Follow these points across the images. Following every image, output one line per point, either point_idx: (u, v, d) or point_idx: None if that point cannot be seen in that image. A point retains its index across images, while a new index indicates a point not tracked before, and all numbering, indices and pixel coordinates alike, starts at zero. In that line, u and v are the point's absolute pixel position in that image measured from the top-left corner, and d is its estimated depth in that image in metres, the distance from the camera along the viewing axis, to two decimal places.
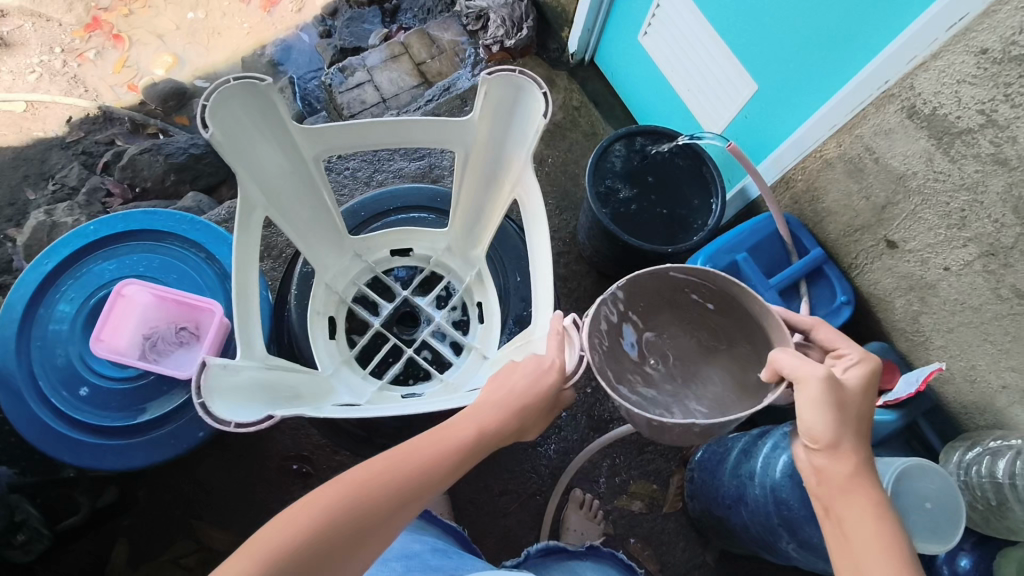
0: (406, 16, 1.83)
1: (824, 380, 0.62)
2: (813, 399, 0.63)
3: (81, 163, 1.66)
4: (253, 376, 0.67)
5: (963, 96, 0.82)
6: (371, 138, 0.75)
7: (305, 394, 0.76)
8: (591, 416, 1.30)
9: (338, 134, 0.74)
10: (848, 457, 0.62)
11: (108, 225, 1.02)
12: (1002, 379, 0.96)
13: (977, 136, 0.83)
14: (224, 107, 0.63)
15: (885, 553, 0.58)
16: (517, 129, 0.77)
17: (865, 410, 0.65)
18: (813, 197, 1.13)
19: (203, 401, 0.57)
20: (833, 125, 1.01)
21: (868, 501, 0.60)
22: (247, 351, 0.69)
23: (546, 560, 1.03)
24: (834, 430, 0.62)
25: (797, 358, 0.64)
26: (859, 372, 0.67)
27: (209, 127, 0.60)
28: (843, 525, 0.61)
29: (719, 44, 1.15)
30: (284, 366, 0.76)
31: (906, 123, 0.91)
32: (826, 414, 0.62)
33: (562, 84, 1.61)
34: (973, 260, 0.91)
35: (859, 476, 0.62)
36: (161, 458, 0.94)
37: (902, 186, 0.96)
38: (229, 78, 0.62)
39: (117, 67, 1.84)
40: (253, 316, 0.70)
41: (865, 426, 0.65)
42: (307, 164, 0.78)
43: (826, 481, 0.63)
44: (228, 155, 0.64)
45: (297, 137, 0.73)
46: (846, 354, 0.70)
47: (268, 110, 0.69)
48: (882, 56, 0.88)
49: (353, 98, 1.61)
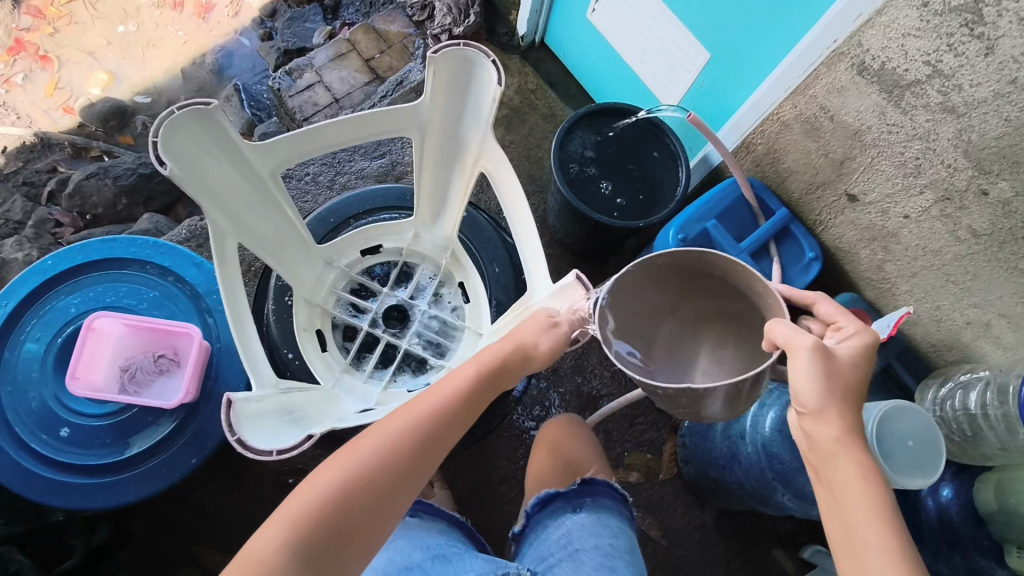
0: (348, 10, 1.78)
1: (813, 350, 0.63)
2: (803, 368, 0.64)
3: (23, 195, 1.59)
4: (276, 405, 0.65)
5: (909, 48, 0.84)
6: (332, 140, 0.73)
7: (322, 413, 0.74)
8: (580, 395, 1.32)
9: (291, 145, 0.71)
10: (835, 421, 0.64)
11: (66, 257, 0.98)
12: (966, 316, 1.01)
13: (924, 87, 0.85)
14: (173, 139, 0.59)
15: (870, 514, 0.60)
16: (472, 108, 0.76)
17: (857, 379, 0.66)
18: (773, 158, 1.15)
19: (239, 437, 0.55)
20: (787, 87, 1.03)
21: (854, 465, 0.62)
22: (261, 380, 0.66)
23: (541, 516, 0.94)
24: (821, 398, 0.64)
25: (789, 328, 0.65)
26: (855, 343, 0.67)
27: (166, 162, 0.58)
28: (832, 488, 0.63)
29: (669, 17, 1.19)
30: (297, 390, 0.74)
31: (856, 79, 0.92)
32: (815, 382, 0.64)
33: (515, 67, 1.60)
34: (930, 206, 0.95)
35: (844, 439, 0.64)
36: (154, 491, 0.92)
37: (858, 140, 0.98)
38: (174, 109, 0.58)
39: (48, 90, 1.75)
40: (250, 344, 0.68)
41: (856, 393, 0.66)
42: (267, 182, 0.74)
43: (816, 446, 0.65)
44: (190, 187, 0.61)
45: (251, 158, 0.70)
46: (843, 324, 0.69)
47: (220, 133, 0.65)
48: (829, 16, 0.90)
49: (304, 101, 1.57)
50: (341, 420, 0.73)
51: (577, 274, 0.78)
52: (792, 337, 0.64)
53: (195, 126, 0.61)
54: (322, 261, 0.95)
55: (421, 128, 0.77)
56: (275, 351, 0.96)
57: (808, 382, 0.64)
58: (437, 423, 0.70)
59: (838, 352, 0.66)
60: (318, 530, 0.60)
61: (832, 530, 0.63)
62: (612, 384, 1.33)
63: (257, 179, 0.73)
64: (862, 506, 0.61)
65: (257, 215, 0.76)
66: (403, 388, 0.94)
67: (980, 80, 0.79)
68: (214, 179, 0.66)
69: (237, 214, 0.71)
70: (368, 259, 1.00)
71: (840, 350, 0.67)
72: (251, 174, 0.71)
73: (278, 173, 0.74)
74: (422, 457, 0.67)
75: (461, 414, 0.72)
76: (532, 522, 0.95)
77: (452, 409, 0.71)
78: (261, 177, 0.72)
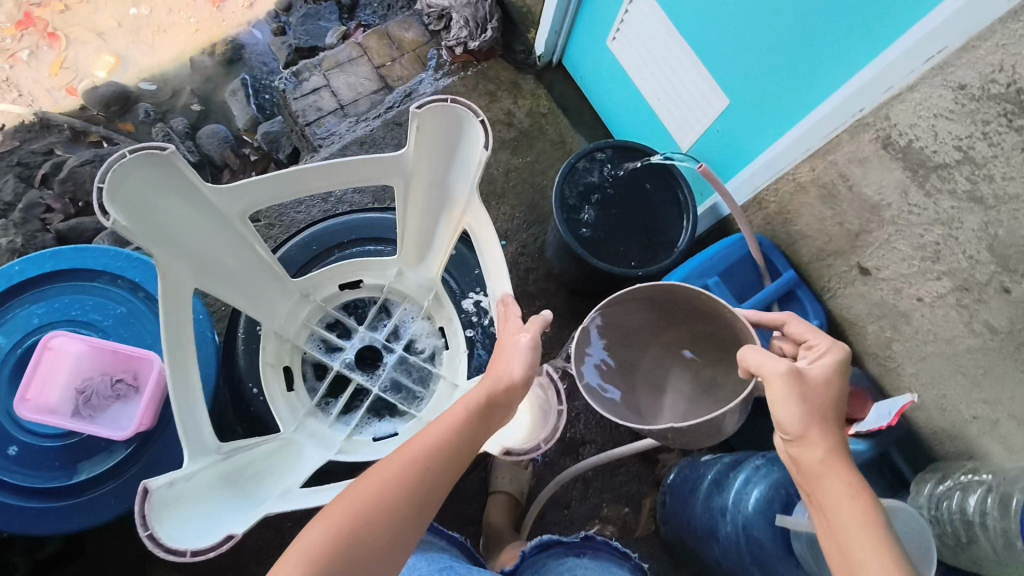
0: (364, 12, 1.73)
1: (788, 374, 0.65)
2: (784, 393, 0.64)
3: (16, 176, 1.55)
4: (213, 476, 0.61)
5: (940, 130, 0.78)
6: (306, 187, 0.68)
7: (271, 474, 0.69)
8: (562, 441, 1.28)
9: (258, 190, 0.66)
10: (819, 442, 0.63)
11: (35, 264, 0.94)
12: (973, 410, 0.94)
13: (953, 172, 0.79)
14: (121, 186, 0.55)
15: (866, 534, 0.58)
16: (460, 161, 0.71)
17: (834, 396, 0.66)
18: (786, 219, 1.09)
19: (151, 534, 0.50)
20: (806, 149, 0.97)
21: (842, 484, 0.61)
22: (203, 447, 0.62)
23: (542, 557, 0.94)
24: (803, 419, 0.64)
25: (762, 355, 0.66)
26: (828, 360, 0.68)
27: (111, 213, 0.53)
28: (824, 513, 0.61)
29: (692, 58, 1.13)
30: (244, 446, 0.69)
31: (881, 152, 0.86)
32: (797, 405, 0.64)
33: (528, 88, 1.54)
34: (946, 294, 0.88)
35: (830, 459, 0.62)
36: (99, 521, 0.88)
37: (876, 215, 0.92)
38: (124, 154, 0.54)
39: (53, 68, 1.71)
40: (195, 406, 0.63)
41: (836, 410, 0.66)
42: (234, 224, 0.69)
43: (803, 469, 0.64)
44: (139, 235, 0.57)
45: (213, 201, 0.65)
46: (815, 343, 0.71)
47: (178, 176, 0.60)
48: (863, 75, 0.84)
49: (308, 105, 1.52)
50: (287, 485, 0.68)
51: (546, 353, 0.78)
52: (765, 362, 0.66)
53: (149, 169, 0.57)
54: (297, 294, 0.90)
55: (406, 177, 0.72)
56: (240, 385, 0.95)
57: (786, 408, 0.64)
58: (443, 454, 0.66)
59: (812, 371, 0.67)
60: (331, 570, 0.58)
61: (829, 555, 0.60)
62: (597, 431, 1.28)
63: (222, 221, 0.67)
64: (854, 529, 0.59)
65: (222, 255, 0.70)
66: (369, 435, 0.90)
67: (1014, 174, 0.72)
68: (170, 223, 0.61)
69: (197, 258, 0.66)
70: (346, 294, 0.95)
71: (813, 368, 0.67)
72: (215, 216, 0.66)
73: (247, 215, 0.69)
74: (430, 491, 0.64)
75: (465, 445, 0.68)
76: (526, 563, 0.94)
77: (454, 440, 0.67)
78: (227, 219, 0.68)
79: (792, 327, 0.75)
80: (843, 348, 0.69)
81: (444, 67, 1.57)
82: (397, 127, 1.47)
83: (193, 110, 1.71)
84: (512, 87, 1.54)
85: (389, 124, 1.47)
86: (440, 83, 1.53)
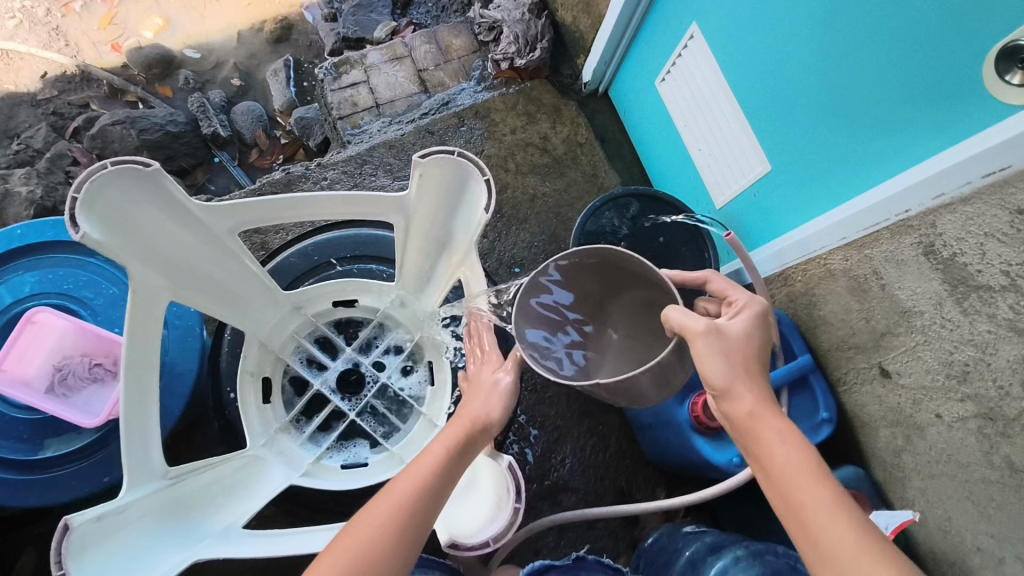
0: (417, 10, 1.71)
1: (706, 331, 0.68)
2: (707, 350, 0.67)
3: (49, 125, 1.56)
4: (147, 508, 0.63)
5: (988, 250, 0.71)
6: (292, 214, 0.71)
7: (219, 497, 0.72)
8: (543, 484, 1.19)
9: (245, 210, 0.69)
10: (746, 396, 0.66)
11: (35, 232, 1.02)
12: (977, 541, 0.84)
13: (995, 297, 0.71)
14: (100, 197, 0.58)
15: (801, 475, 0.60)
16: (464, 207, 0.75)
17: (752, 349, 0.70)
18: (810, 301, 1.03)
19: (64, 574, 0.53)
20: (842, 238, 0.93)
21: (771, 431, 0.64)
22: (144, 472, 0.64)
23: None
24: (728, 374, 0.67)
25: (682, 311, 0.70)
26: (743, 317, 0.72)
27: (84, 227, 0.55)
28: (762, 462, 0.63)
29: (739, 117, 1.08)
30: (199, 467, 0.72)
31: (920, 259, 0.80)
32: (720, 359, 0.67)
33: (569, 114, 1.50)
34: (968, 418, 0.80)
35: (757, 410, 0.65)
36: (56, 500, 0.93)
37: (905, 320, 0.85)
38: (107, 164, 0.57)
39: (103, 22, 1.72)
40: (148, 426, 0.66)
41: (756, 361, 0.70)
42: (223, 238, 0.73)
43: (737, 424, 0.66)
44: (116, 247, 0.60)
45: (203, 217, 0.69)
46: (735, 300, 0.76)
47: (163, 193, 0.64)
48: (921, 172, 0.78)
49: (344, 98, 1.50)
50: (227, 514, 0.71)
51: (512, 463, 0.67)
52: (687, 319, 0.69)
53: (130, 184, 0.60)
54: (289, 306, 0.90)
55: (406, 217, 0.76)
56: (219, 390, 0.95)
57: (714, 361, 0.67)
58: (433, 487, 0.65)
59: (733, 325, 0.71)
60: None
61: (772, 501, 0.62)
62: (581, 480, 1.21)
63: (210, 235, 0.71)
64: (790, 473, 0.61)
65: (210, 267, 0.74)
66: (339, 460, 0.89)
67: None
68: (151, 234, 0.65)
69: (179, 267, 0.70)
70: (340, 311, 0.95)
71: (732, 323, 0.71)
72: (204, 233, 0.70)
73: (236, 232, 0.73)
74: (420, 527, 0.61)
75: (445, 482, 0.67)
76: None
77: (433, 480, 0.65)
78: (214, 234, 0.71)
79: (713, 285, 0.81)
80: (760, 305, 0.74)
81: (487, 79, 1.53)
82: (429, 134, 1.43)
83: (233, 84, 1.70)
84: (552, 112, 1.49)
85: (421, 131, 1.43)
86: (479, 96, 1.49)
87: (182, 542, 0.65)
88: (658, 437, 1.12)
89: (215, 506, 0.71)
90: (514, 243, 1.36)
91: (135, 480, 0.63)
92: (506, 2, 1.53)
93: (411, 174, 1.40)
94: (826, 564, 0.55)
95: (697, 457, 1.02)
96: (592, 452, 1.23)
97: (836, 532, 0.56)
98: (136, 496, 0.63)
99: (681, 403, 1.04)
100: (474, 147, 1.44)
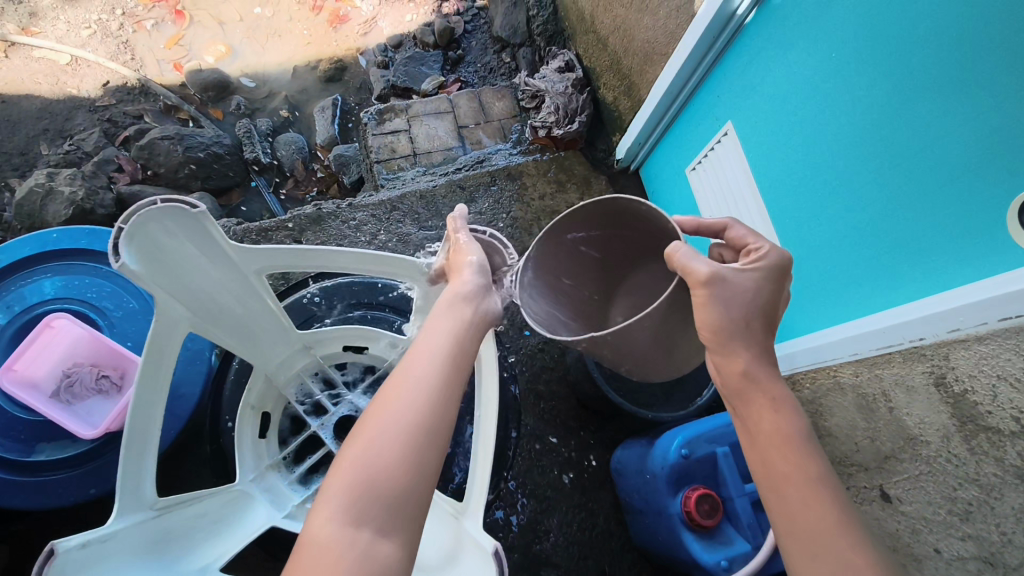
0: (466, 69, 1.79)
1: (708, 277, 0.63)
2: (707, 299, 0.64)
3: (102, 131, 1.64)
4: (128, 543, 0.63)
5: (1000, 393, 0.70)
6: (319, 265, 0.74)
7: (196, 535, 0.71)
8: (524, 554, 1.16)
9: (275, 255, 0.72)
10: (743, 356, 0.65)
11: (69, 237, 1.07)
12: None
13: (1004, 441, 0.70)
14: (142, 231, 0.60)
15: (785, 447, 0.62)
16: None
17: (760, 303, 0.66)
18: (816, 411, 1.02)
19: None
20: (856, 353, 0.94)
21: (764, 398, 0.64)
22: (131, 502, 0.65)
23: None
24: (723, 332, 0.65)
25: (689, 251, 0.65)
26: (755, 276, 0.66)
27: (122, 256, 0.58)
28: (749, 423, 0.65)
29: (762, 218, 1.10)
30: (185, 500, 0.72)
31: (930, 388, 0.79)
32: (719, 312, 0.64)
33: (598, 188, 1.53)
34: (967, 559, 0.75)
35: (751, 370, 0.65)
36: (40, 505, 0.94)
37: (911, 447, 0.83)
38: (156, 202, 0.60)
39: (170, 42, 1.81)
40: (145, 456, 0.67)
41: (761, 317, 0.66)
42: (251, 277, 0.75)
43: (727, 380, 0.66)
44: (146, 277, 0.62)
45: (235, 257, 0.71)
46: (758, 246, 0.70)
47: (205, 234, 0.67)
48: (942, 301, 0.78)
49: (384, 144, 1.55)
50: (197, 558, 0.69)
51: (498, 548, 0.65)
52: (691, 262, 0.64)
53: (175, 222, 0.63)
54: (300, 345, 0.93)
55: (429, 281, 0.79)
56: (218, 417, 0.97)
57: (710, 310, 0.64)
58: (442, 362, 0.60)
59: (740, 278, 0.65)
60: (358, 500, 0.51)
61: (753, 464, 0.64)
62: (563, 556, 1.17)
63: (238, 273, 0.74)
64: (773, 445, 0.63)
65: (233, 304, 0.77)
66: None
67: None
68: (184, 269, 0.67)
69: (201, 299, 0.72)
70: (348, 355, 0.97)
71: (743, 280, 0.65)
72: (232, 271, 0.73)
73: (264, 274, 0.75)
74: (444, 397, 0.57)
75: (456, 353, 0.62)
76: None
77: (437, 352, 0.61)
78: (243, 273, 0.74)
79: (732, 232, 0.76)
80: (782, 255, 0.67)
81: (523, 144, 1.57)
82: (460, 189, 1.47)
83: (281, 114, 1.77)
84: (582, 182, 1.53)
85: (453, 184, 1.46)
86: (512, 159, 1.53)
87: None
88: (647, 525, 1.10)
89: (195, 542, 0.71)
90: None
91: (123, 508, 0.63)
92: (552, 74, 1.58)
93: (437, 225, 1.42)
94: (793, 534, 0.59)
95: (684, 553, 1.00)
96: (578, 528, 1.20)
97: (816, 511, 0.58)
98: (124, 524, 0.63)
99: (675, 495, 1.02)
100: (502, 207, 1.47)
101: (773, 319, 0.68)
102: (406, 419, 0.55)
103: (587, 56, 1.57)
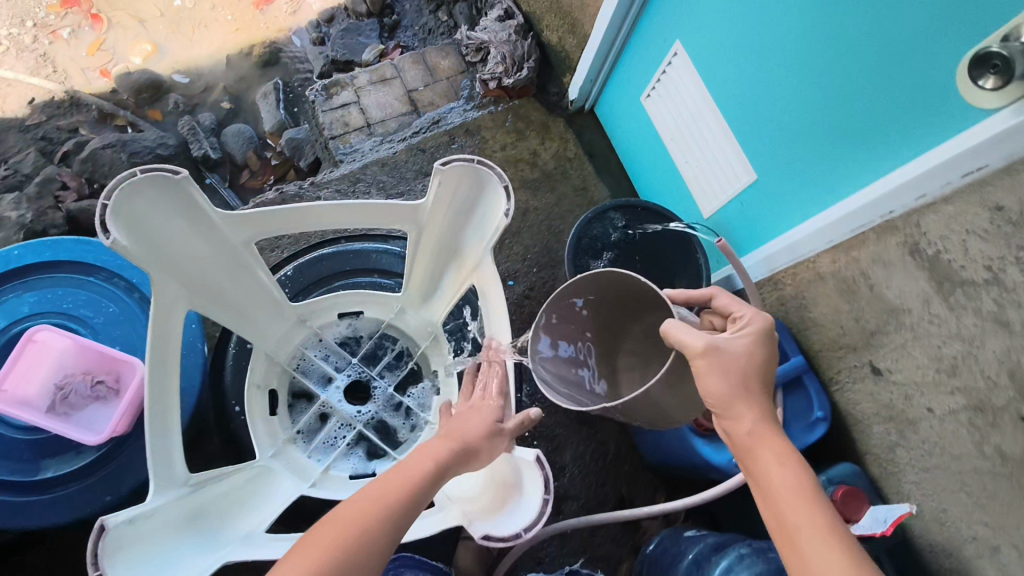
0: (405, 34, 1.76)
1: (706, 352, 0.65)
2: (711, 369, 0.65)
3: (38, 149, 1.57)
4: (167, 519, 0.64)
5: (970, 247, 0.74)
6: (307, 222, 0.73)
7: (232, 512, 0.72)
8: None
9: (264, 220, 0.72)
10: (748, 414, 0.66)
11: (32, 252, 1.04)
12: (973, 530, 0.82)
13: (980, 291, 0.74)
14: (125, 206, 0.60)
15: (799, 500, 0.60)
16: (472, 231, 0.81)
17: (753, 366, 0.68)
18: (802, 304, 1.06)
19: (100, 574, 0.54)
20: (830, 239, 0.97)
21: (771, 453, 0.64)
22: (167, 479, 0.65)
23: None
24: (730, 394, 0.65)
25: (685, 329, 0.66)
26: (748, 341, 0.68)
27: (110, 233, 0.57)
28: (760, 482, 0.64)
29: (723, 128, 1.12)
30: (214, 477, 0.72)
31: (906, 258, 0.83)
32: (723, 380, 0.65)
33: (557, 131, 1.54)
34: (959, 411, 0.80)
35: (757, 431, 0.65)
36: (58, 521, 0.92)
37: (894, 318, 0.88)
38: (135, 172, 0.59)
39: (92, 49, 1.73)
40: (167, 435, 0.67)
41: (756, 373, 0.68)
42: (238, 249, 0.75)
43: (735, 444, 0.66)
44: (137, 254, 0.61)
45: (220, 227, 0.71)
46: (740, 314, 0.73)
47: (186, 203, 0.66)
48: (910, 171, 0.80)
49: (335, 119, 1.52)
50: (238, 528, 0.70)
51: (539, 455, 0.70)
52: (686, 337, 0.66)
53: (156, 192, 0.62)
54: (295, 318, 0.93)
55: (418, 227, 0.80)
56: (224, 403, 0.98)
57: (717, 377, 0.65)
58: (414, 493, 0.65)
59: (733, 344, 0.68)
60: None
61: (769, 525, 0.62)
62: (582, 487, 1.21)
63: (226, 246, 0.74)
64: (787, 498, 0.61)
65: (222, 282, 0.77)
66: (347, 470, 0.90)
67: None
68: (173, 245, 0.67)
69: (192, 278, 0.71)
70: (344, 322, 0.98)
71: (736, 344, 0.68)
72: (219, 243, 0.72)
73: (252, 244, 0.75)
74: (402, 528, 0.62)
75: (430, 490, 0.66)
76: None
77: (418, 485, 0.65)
78: (230, 245, 0.74)
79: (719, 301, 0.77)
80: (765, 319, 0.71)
81: (475, 98, 1.56)
82: (421, 152, 1.46)
83: (222, 107, 1.72)
84: (540, 129, 1.53)
85: (412, 148, 1.45)
86: (467, 115, 1.52)
87: (204, 545, 0.65)
88: (658, 442, 1.13)
89: (232, 516, 0.71)
90: (508, 256, 1.37)
91: (160, 487, 0.64)
92: (493, 24, 1.54)
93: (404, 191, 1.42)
94: None
95: (697, 458, 1.03)
96: (591, 459, 1.23)
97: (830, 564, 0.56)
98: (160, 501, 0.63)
99: None
100: None
101: (768, 379, 0.69)
102: (369, 532, 0.59)
103: (525, 2, 1.56)
